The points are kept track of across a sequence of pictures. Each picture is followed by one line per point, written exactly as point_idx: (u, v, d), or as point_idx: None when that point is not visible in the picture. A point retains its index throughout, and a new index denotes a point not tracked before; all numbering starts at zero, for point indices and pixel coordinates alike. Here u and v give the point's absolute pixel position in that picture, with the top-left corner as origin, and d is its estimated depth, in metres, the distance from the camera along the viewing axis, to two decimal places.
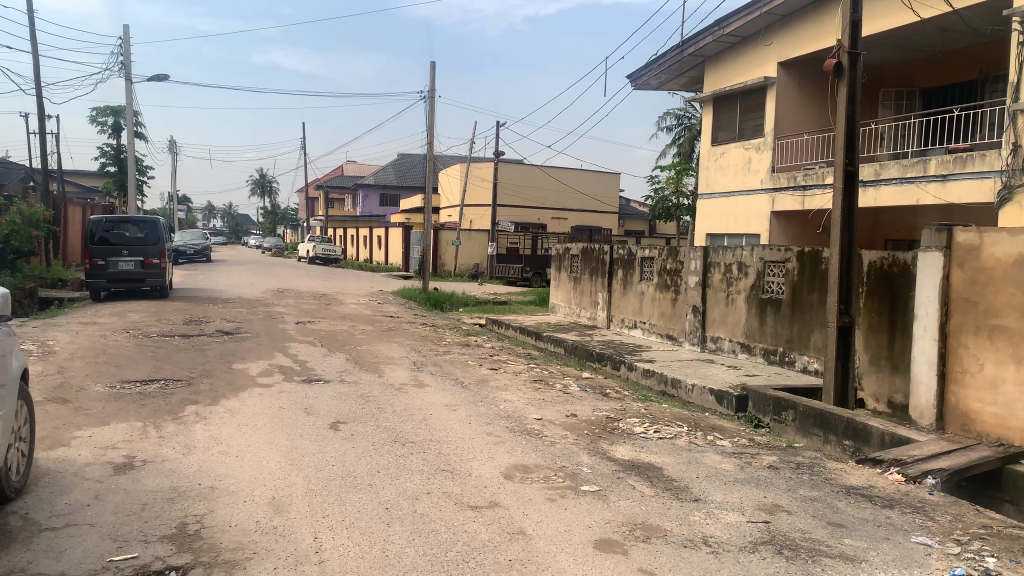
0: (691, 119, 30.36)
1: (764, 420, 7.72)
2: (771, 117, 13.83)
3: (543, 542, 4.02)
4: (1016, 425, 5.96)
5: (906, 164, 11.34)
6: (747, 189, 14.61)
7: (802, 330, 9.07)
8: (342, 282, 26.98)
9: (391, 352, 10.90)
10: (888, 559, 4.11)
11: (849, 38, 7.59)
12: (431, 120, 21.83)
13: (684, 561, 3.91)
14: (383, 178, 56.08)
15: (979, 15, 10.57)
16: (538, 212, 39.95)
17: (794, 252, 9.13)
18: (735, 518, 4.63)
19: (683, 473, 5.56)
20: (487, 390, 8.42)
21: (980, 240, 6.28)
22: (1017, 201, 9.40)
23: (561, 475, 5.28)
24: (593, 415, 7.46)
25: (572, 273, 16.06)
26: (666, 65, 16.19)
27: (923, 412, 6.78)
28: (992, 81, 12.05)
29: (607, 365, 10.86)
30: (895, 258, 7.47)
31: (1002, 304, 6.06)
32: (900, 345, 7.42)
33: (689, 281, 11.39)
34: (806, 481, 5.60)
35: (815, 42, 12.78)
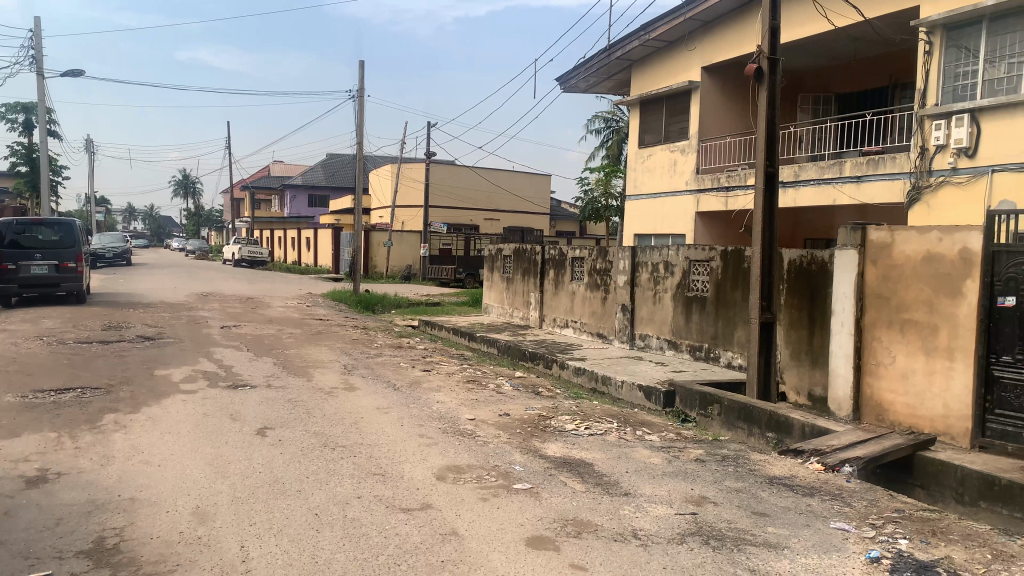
0: (619, 122, 30.73)
1: (691, 415, 7.91)
2: (695, 120, 14.16)
3: (475, 542, 4.02)
4: (926, 414, 6.27)
5: (822, 165, 11.76)
6: (673, 190, 14.95)
7: (726, 326, 9.32)
8: (270, 284, 26.30)
9: (321, 356, 10.73)
10: (808, 546, 4.26)
11: (769, 43, 7.83)
12: (361, 120, 21.56)
13: (616, 555, 3.96)
14: (311, 178, 55.11)
15: (888, 24, 11.03)
16: (469, 213, 39.85)
17: (718, 251, 9.38)
18: (663, 511, 4.73)
19: (614, 469, 5.65)
20: (419, 391, 8.36)
21: (891, 238, 6.58)
22: (924, 201, 10.03)
23: (494, 474, 5.29)
24: (526, 414, 7.49)
25: (504, 273, 16.11)
26: (593, 69, 16.35)
27: (840, 404, 7.06)
28: (901, 87, 12.63)
29: (539, 365, 10.92)
30: (813, 255, 7.76)
31: (912, 299, 6.38)
32: (819, 340, 7.70)
33: (618, 280, 11.55)
34: (731, 473, 5.76)
35: (738, 47, 13.14)
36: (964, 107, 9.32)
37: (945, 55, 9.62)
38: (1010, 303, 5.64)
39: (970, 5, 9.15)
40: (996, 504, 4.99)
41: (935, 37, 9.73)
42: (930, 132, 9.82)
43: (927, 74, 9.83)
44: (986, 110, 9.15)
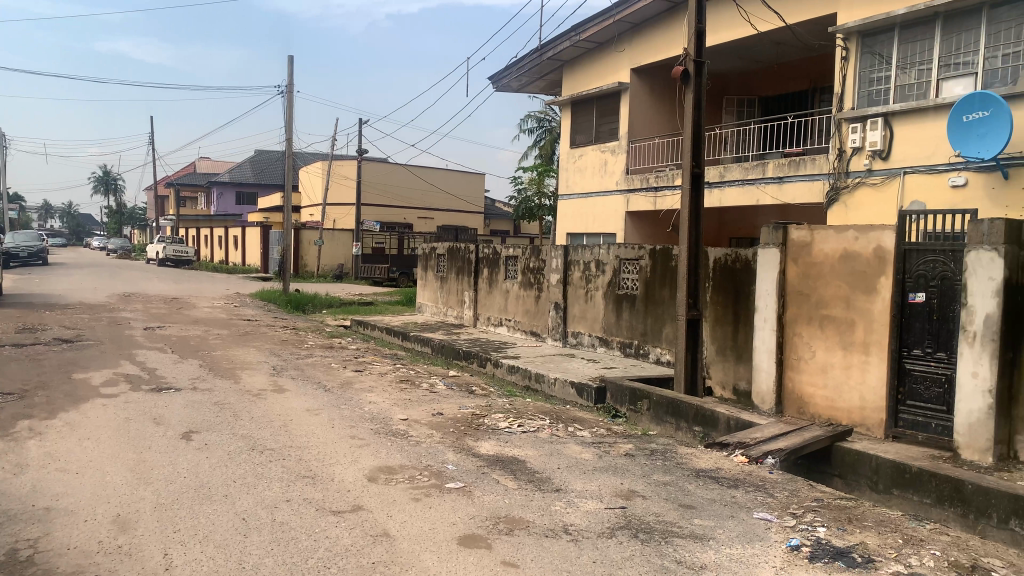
0: (552, 122, 30.95)
1: (621, 411, 8.04)
2: (625, 121, 14.39)
3: (407, 543, 4.01)
4: (844, 406, 6.54)
5: (746, 167, 12.09)
6: (604, 190, 15.16)
7: (655, 323, 9.52)
8: (195, 284, 25.55)
9: (248, 357, 10.48)
10: (732, 536, 4.40)
11: (695, 47, 8.01)
12: (290, 116, 21.15)
13: (546, 551, 4.01)
14: (239, 176, 53.78)
15: (807, 31, 11.41)
16: (403, 211, 39.55)
17: (647, 250, 9.57)
18: (593, 506, 4.80)
19: (546, 465, 5.71)
20: (351, 392, 8.27)
21: (811, 238, 6.83)
22: (842, 202, 10.42)
23: (426, 474, 5.28)
24: (458, 413, 7.50)
25: (437, 272, 16.07)
26: (525, 69, 16.42)
27: (763, 397, 7.28)
28: (821, 92, 13.09)
29: (473, 363, 10.94)
30: (738, 254, 8.00)
31: (831, 296, 6.64)
32: (743, 336, 7.93)
33: (551, 279, 11.65)
34: (659, 467, 5.89)
35: (666, 50, 13.40)
36: (878, 111, 9.73)
37: (861, 61, 10.04)
38: (920, 299, 5.94)
39: (882, 14, 9.56)
40: (907, 491, 5.26)
41: (851, 44, 10.13)
42: (846, 135, 10.20)
43: (844, 78, 10.23)
44: (898, 114, 9.59)
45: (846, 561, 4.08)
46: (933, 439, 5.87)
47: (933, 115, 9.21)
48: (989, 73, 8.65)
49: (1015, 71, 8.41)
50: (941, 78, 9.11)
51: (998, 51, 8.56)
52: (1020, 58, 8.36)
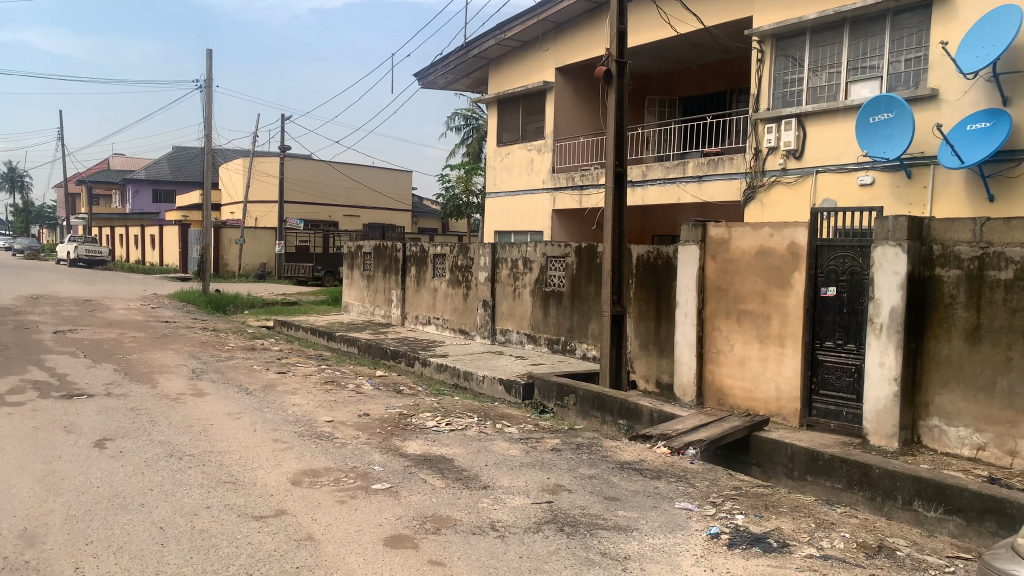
0: (479, 120, 30.96)
1: (548, 406, 8.13)
2: (550, 120, 14.51)
3: (331, 546, 3.97)
4: (761, 397, 6.77)
5: (668, 166, 12.36)
6: (530, 188, 15.27)
7: (581, 319, 9.64)
8: (108, 286, 24.54)
9: (167, 360, 10.15)
10: (655, 526, 4.51)
11: (616, 47, 8.13)
12: (209, 112, 20.55)
13: (473, 549, 4.03)
14: (155, 173, 51.89)
15: (724, 33, 11.73)
16: (328, 209, 38.90)
17: (573, 247, 9.68)
18: (520, 502, 4.84)
19: (473, 463, 5.72)
20: (275, 395, 8.11)
21: (728, 235, 7.05)
22: (758, 199, 10.76)
23: (352, 476, 5.22)
24: (385, 413, 7.45)
25: (364, 271, 15.88)
26: (450, 66, 16.36)
27: (685, 390, 7.47)
28: (738, 92, 13.55)
29: (401, 363, 10.86)
30: (659, 251, 8.18)
31: (747, 291, 6.87)
32: (665, 330, 8.12)
33: (479, 277, 11.66)
34: (585, 461, 5.98)
35: (590, 49, 13.56)
36: (791, 112, 10.09)
37: (775, 64, 10.39)
38: (831, 293, 6.20)
39: (794, 18, 9.91)
40: (820, 477, 5.49)
41: (766, 47, 10.48)
42: (762, 135, 10.53)
43: (760, 80, 10.58)
44: (810, 115, 9.97)
45: (762, 547, 4.23)
46: (844, 426, 6.14)
47: (842, 116, 9.60)
48: (893, 76, 9.09)
49: (916, 75, 8.86)
50: (850, 81, 9.52)
51: (901, 56, 9.00)
52: (921, 62, 8.80)
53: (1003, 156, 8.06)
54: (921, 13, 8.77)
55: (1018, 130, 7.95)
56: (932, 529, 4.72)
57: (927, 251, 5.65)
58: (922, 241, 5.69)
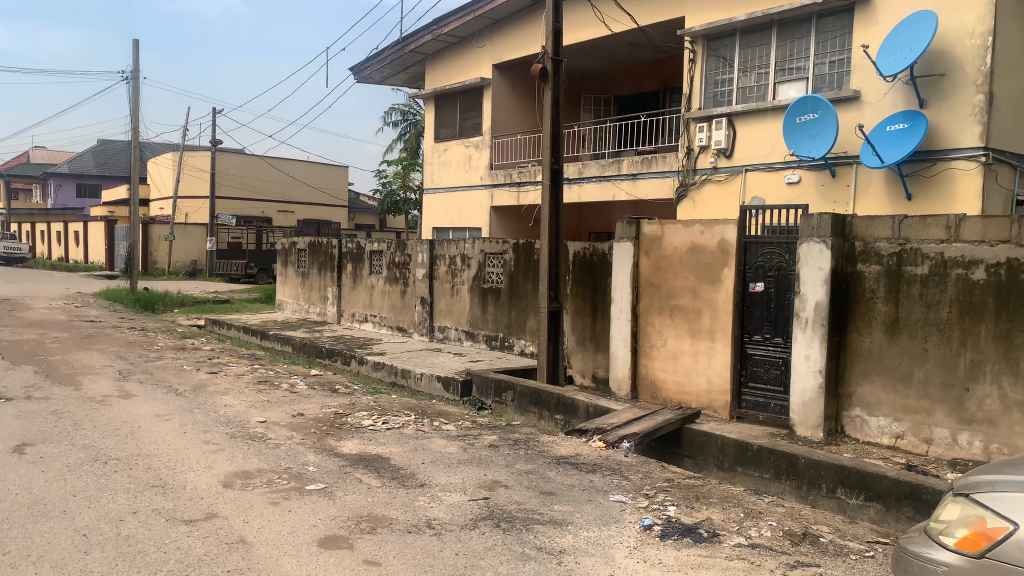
0: (416, 115, 30.77)
1: (486, 403, 8.15)
2: (487, 116, 14.52)
3: (264, 548, 3.91)
4: (692, 390, 6.93)
5: (603, 163, 12.51)
6: (468, 184, 15.25)
7: (519, 316, 9.69)
8: (28, 284, 23.52)
9: (91, 361, 9.80)
10: (590, 520, 4.57)
11: (552, 45, 8.19)
12: (136, 104, 19.89)
13: (408, 547, 4.02)
14: (78, 166, 49.93)
15: (658, 33, 11.92)
16: (262, 205, 38.12)
17: (511, 244, 9.72)
18: (456, 499, 4.85)
19: (410, 461, 5.70)
20: (206, 395, 7.92)
21: (661, 232, 7.18)
22: (690, 197, 10.99)
23: (286, 477, 5.15)
24: (320, 413, 7.35)
25: (299, 268, 15.62)
26: (386, 61, 16.19)
27: (620, 384, 7.58)
28: (671, 92, 13.73)
29: (337, 361, 10.73)
30: (595, 248, 8.29)
31: (680, 287, 7.02)
32: (601, 326, 8.22)
33: (417, 273, 11.59)
34: (522, 456, 6.02)
35: (527, 47, 13.62)
36: (722, 112, 10.33)
37: (707, 64, 10.62)
38: (759, 288, 6.38)
39: (724, 19, 10.14)
40: (749, 468, 5.65)
41: (698, 47, 10.70)
42: (694, 134, 10.74)
43: (692, 80, 10.79)
44: (740, 115, 10.22)
45: (693, 537, 4.34)
46: (772, 418, 6.33)
47: (770, 116, 9.87)
48: (818, 78, 9.39)
49: (840, 78, 9.18)
50: (777, 82, 9.79)
51: (825, 58, 9.31)
52: (844, 65, 9.12)
53: (920, 156, 8.42)
54: (844, 17, 9.08)
55: (933, 132, 8.32)
56: (854, 515, 4.92)
57: (850, 247, 5.86)
58: (845, 238, 5.89)
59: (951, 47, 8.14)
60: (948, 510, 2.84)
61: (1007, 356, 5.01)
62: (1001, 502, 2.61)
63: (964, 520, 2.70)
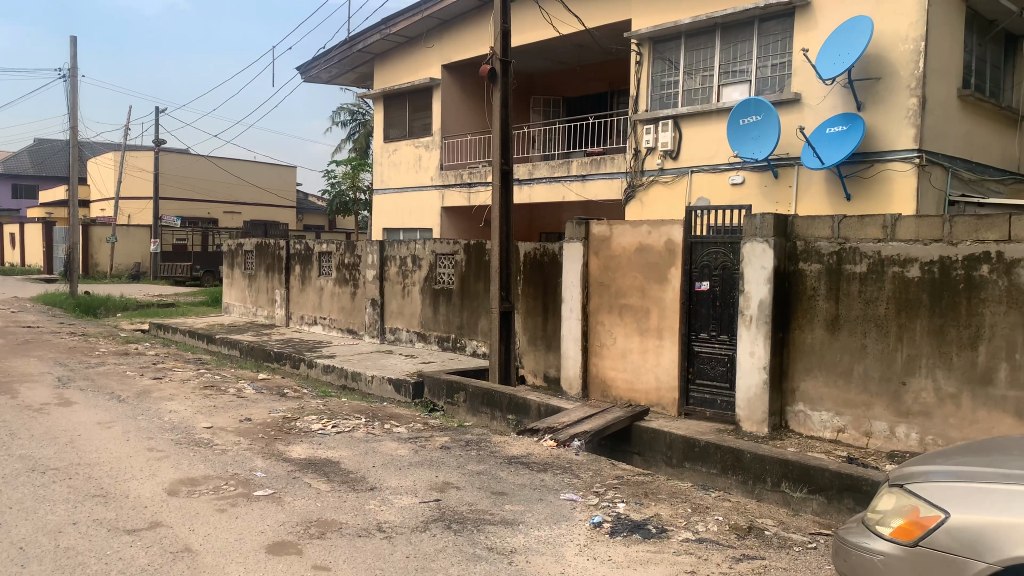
0: (366, 115, 30.51)
1: (438, 404, 8.14)
2: (437, 117, 14.49)
3: (210, 556, 3.85)
4: (641, 388, 7.03)
5: (553, 164, 12.59)
6: (418, 185, 15.19)
7: (470, 316, 9.70)
8: None
9: (28, 369, 9.49)
10: (541, 519, 4.61)
11: (500, 46, 8.21)
12: (74, 103, 19.31)
13: (358, 551, 4.00)
14: (13, 166, 48.23)
15: (605, 35, 12.04)
16: (207, 206, 37.35)
17: (462, 245, 9.72)
18: (407, 501, 4.84)
19: (360, 465, 5.66)
20: (149, 402, 7.74)
21: (609, 232, 7.27)
22: (639, 198, 11.13)
23: (233, 483, 5.07)
24: (269, 417, 7.25)
25: (246, 270, 15.36)
26: (334, 61, 16.02)
27: (571, 383, 7.64)
28: (619, 94, 13.94)
29: (286, 365, 10.59)
30: (546, 248, 8.35)
31: (628, 286, 7.11)
32: (552, 326, 8.28)
33: (367, 275, 11.50)
34: (474, 457, 6.03)
35: (476, 47, 13.62)
36: (669, 114, 10.48)
37: (653, 66, 10.77)
38: (705, 287, 6.51)
39: (670, 22, 10.29)
40: (696, 463, 5.76)
41: (645, 50, 10.84)
42: (641, 135, 10.88)
43: (639, 82, 10.93)
44: (686, 116, 10.39)
45: (642, 533, 4.41)
46: (719, 414, 6.46)
47: (715, 118, 10.06)
48: (761, 81, 9.60)
49: (782, 80, 9.40)
50: (722, 84, 9.98)
51: (767, 61, 9.53)
52: (786, 68, 9.35)
53: (858, 158, 8.68)
54: (785, 21, 9.31)
55: (871, 133, 8.58)
56: (798, 507, 5.05)
57: (792, 246, 6.00)
58: (786, 237, 6.04)
59: (886, 51, 8.41)
60: (884, 500, 2.95)
61: (941, 350, 5.20)
62: (932, 491, 2.71)
63: (899, 509, 2.80)
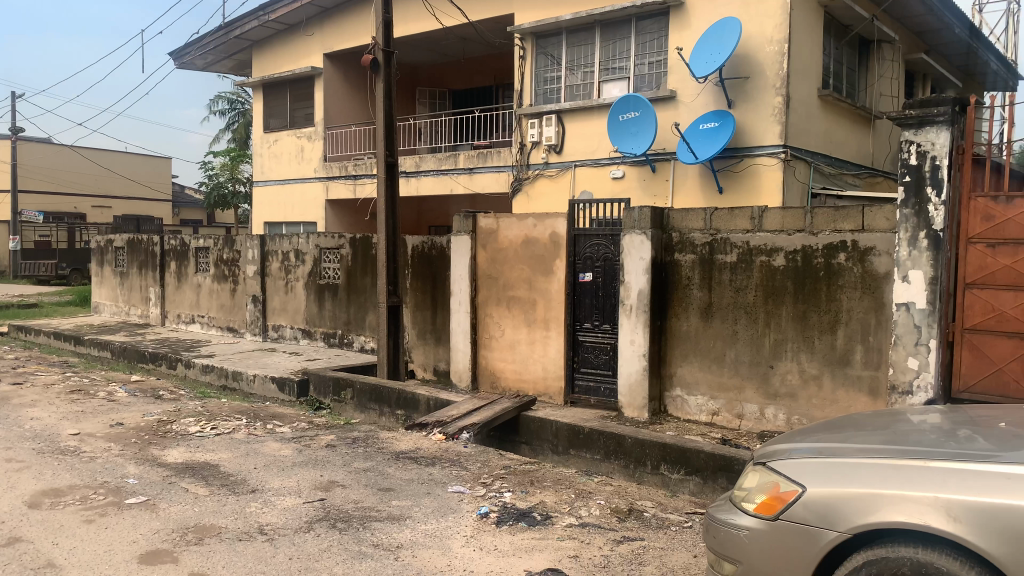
0: (245, 104, 29.38)
1: (324, 402, 7.99)
2: (320, 107, 14.16)
3: (75, 571, 3.65)
4: (530, 378, 7.15)
5: (440, 157, 12.55)
6: (301, 177, 14.80)
7: (357, 311, 9.56)
8: None
9: None
10: (428, 512, 4.62)
11: (382, 37, 8.11)
12: None
13: (238, 556, 3.88)
14: None
15: (488, 28, 12.10)
16: (73, 199, 34.95)
17: (347, 238, 9.56)
18: (290, 502, 4.74)
19: (240, 467, 5.49)
20: (7, 409, 7.22)
21: (496, 225, 7.34)
22: (525, 191, 11.27)
23: (102, 492, 4.81)
24: (142, 421, 6.91)
25: (117, 268, 14.55)
26: (208, 48, 15.35)
27: (460, 376, 7.67)
28: (505, 88, 14.07)
29: (162, 366, 10.11)
30: (433, 241, 8.34)
31: (515, 278, 7.21)
32: (441, 319, 8.30)
33: (247, 270, 11.13)
34: (360, 454, 5.97)
35: (359, 37, 13.39)
36: (552, 109, 10.65)
37: (536, 61, 10.91)
38: (588, 278, 6.68)
39: (551, 18, 10.44)
40: (582, 450, 5.92)
41: (527, 44, 10.95)
42: (526, 130, 11.02)
43: (523, 76, 11.05)
44: (568, 112, 10.59)
45: (527, 521, 4.49)
46: (603, 401, 6.65)
47: (597, 113, 10.30)
48: (639, 78, 9.91)
49: (658, 78, 9.74)
50: (603, 80, 10.22)
51: (644, 59, 9.84)
52: (661, 66, 9.69)
53: (729, 153, 9.11)
54: (661, 20, 9.64)
55: (742, 129, 9.02)
56: (675, 488, 5.28)
57: (668, 238, 6.25)
58: (663, 230, 6.28)
59: (754, 52, 8.85)
60: (750, 478, 3.11)
61: (804, 335, 5.56)
62: (791, 468, 2.89)
63: (762, 485, 2.97)
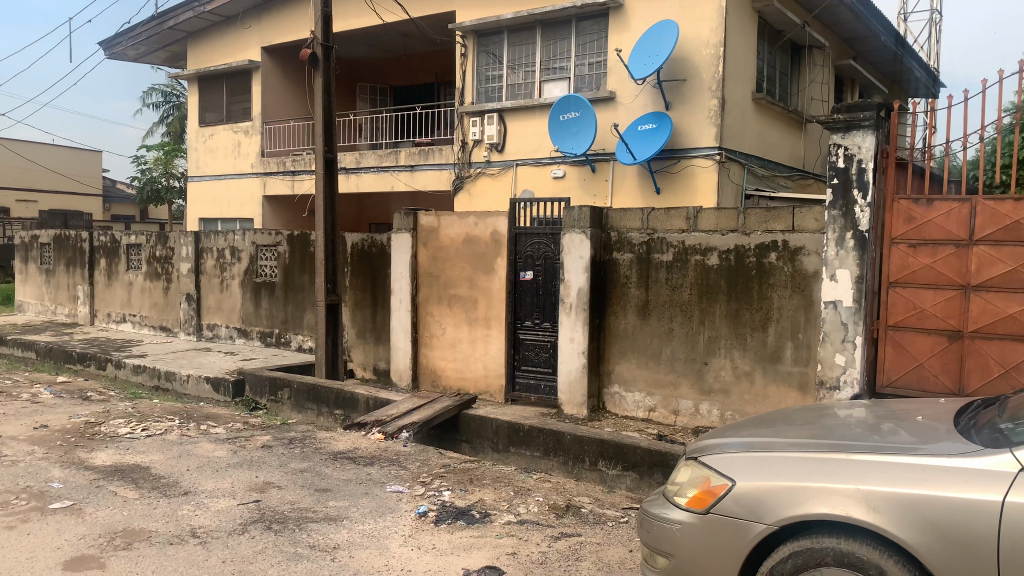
0: (180, 97, 28.57)
1: (260, 402, 7.85)
2: (258, 102, 13.89)
3: None
4: (470, 376, 7.16)
5: (380, 154, 12.44)
6: (238, 172, 14.49)
7: (295, 309, 9.42)
8: None
9: None
10: (366, 512, 4.59)
11: (321, 31, 7.99)
12: None
13: (169, 560, 3.80)
14: None
15: (430, 25, 12.04)
16: None
17: (284, 236, 9.41)
18: (224, 504, 4.65)
19: (172, 469, 5.36)
20: None
21: (437, 224, 7.32)
22: (467, 189, 11.27)
23: (24, 497, 4.64)
24: (69, 424, 6.68)
25: (43, 265, 14.01)
26: (140, 38, 14.90)
27: (401, 374, 7.62)
28: (447, 86, 14.23)
29: (90, 366, 9.79)
30: (373, 239, 8.27)
31: (456, 277, 7.20)
32: (381, 318, 8.24)
33: (181, 268, 10.85)
34: (297, 455, 5.88)
35: (297, 31, 13.17)
36: (493, 107, 10.66)
37: (478, 59, 10.91)
38: (529, 276, 6.73)
39: (492, 16, 10.45)
40: (521, 447, 5.95)
41: (469, 42, 10.94)
42: (468, 128, 11.01)
43: (464, 74, 11.04)
44: (509, 110, 10.62)
45: (466, 519, 4.50)
46: (543, 398, 6.70)
47: (538, 112, 10.35)
48: (579, 78, 10.00)
49: (597, 79, 9.85)
50: (544, 79, 10.27)
51: (585, 60, 9.94)
52: (601, 67, 9.80)
53: (667, 154, 9.27)
54: (600, 21, 9.75)
55: (679, 131, 9.18)
56: (613, 484, 5.36)
57: (607, 237, 6.33)
58: (602, 229, 6.36)
59: (691, 55, 9.02)
60: (682, 473, 3.19)
61: (737, 332, 5.70)
62: (721, 462, 2.97)
63: (693, 480, 3.05)
